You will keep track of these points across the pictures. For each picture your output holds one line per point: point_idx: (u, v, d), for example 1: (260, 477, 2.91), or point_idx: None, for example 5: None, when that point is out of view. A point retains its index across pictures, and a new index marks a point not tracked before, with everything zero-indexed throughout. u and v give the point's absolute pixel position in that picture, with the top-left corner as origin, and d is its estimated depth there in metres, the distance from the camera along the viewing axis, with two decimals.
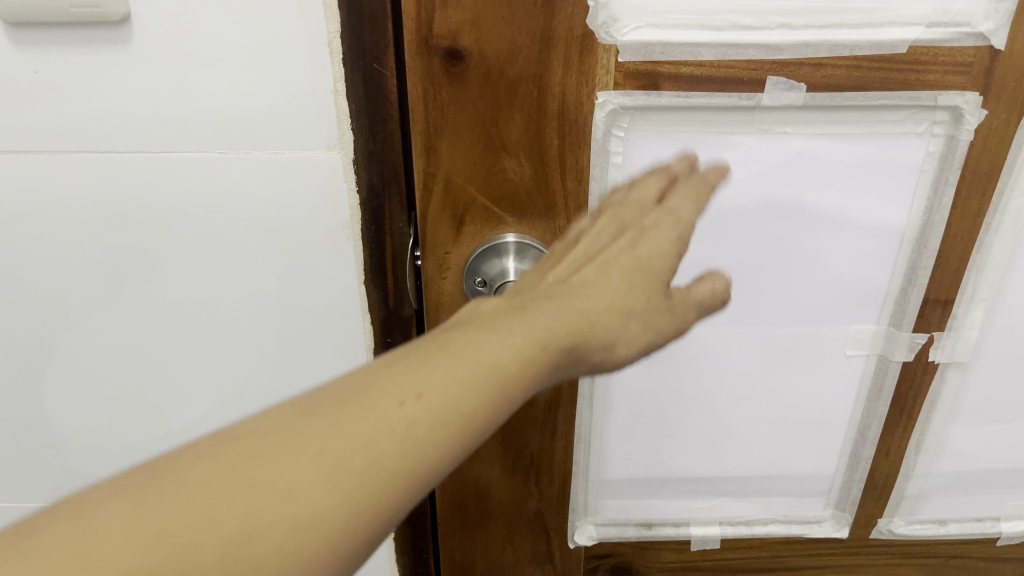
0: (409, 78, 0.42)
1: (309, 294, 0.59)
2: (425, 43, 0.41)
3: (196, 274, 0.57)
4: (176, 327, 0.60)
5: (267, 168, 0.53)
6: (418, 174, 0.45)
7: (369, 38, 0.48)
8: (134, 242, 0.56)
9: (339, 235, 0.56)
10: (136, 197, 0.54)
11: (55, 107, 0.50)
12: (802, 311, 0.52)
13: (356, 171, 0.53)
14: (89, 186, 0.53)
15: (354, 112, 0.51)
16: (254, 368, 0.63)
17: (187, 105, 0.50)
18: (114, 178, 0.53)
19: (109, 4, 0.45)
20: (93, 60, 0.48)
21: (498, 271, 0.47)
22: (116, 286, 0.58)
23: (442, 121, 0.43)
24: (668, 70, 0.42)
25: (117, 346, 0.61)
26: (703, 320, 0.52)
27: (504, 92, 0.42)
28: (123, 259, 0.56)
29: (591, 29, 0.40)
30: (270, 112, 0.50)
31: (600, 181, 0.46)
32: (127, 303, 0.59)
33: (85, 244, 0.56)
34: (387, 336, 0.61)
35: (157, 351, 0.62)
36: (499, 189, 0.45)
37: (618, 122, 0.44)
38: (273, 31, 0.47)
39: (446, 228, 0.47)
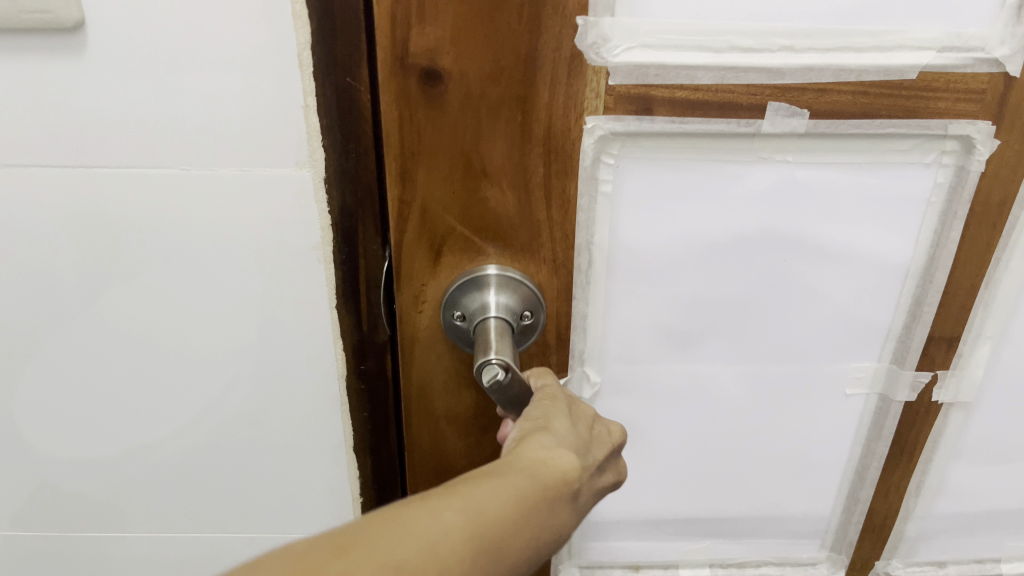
0: (381, 101, 0.37)
1: (276, 316, 0.55)
2: (399, 61, 0.36)
3: (156, 296, 0.54)
4: (134, 353, 0.57)
5: (231, 185, 0.49)
6: (392, 202, 0.41)
7: (341, 50, 0.45)
8: (85, 262, 0.52)
9: (310, 257, 0.53)
10: (86, 215, 0.50)
11: (1, 119, 0.46)
12: (799, 347, 0.49)
13: (327, 192, 0.50)
14: (38, 204, 0.50)
15: (325, 129, 0.48)
16: (218, 395, 0.59)
17: (141, 114, 0.47)
18: (63, 195, 0.49)
19: (62, 11, 0.43)
20: (45, 70, 0.45)
21: (478, 305, 0.42)
22: (67, 308, 0.54)
23: (417, 146, 0.38)
24: (661, 94, 0.39)
25: (69, 371, 0.57)
26: (697, 355, 0.49)
27: (486, 116, 0.38)
28: (76, 281, 0.53)
29: (579, 50, 0.37)
30: (236, 128, 0.47)
31: (589, 211, 0.42)
32: (77, 327, 0.55)
33: (33, 265, 0.52)
34: (359, 365, 0.58)
35: (113, 377, 0.58)
36: (479, 219, 0.41)
37: (608, 148, 0.41)
38: (241, 42, 0.45)
39: (421, 259, 0.43)
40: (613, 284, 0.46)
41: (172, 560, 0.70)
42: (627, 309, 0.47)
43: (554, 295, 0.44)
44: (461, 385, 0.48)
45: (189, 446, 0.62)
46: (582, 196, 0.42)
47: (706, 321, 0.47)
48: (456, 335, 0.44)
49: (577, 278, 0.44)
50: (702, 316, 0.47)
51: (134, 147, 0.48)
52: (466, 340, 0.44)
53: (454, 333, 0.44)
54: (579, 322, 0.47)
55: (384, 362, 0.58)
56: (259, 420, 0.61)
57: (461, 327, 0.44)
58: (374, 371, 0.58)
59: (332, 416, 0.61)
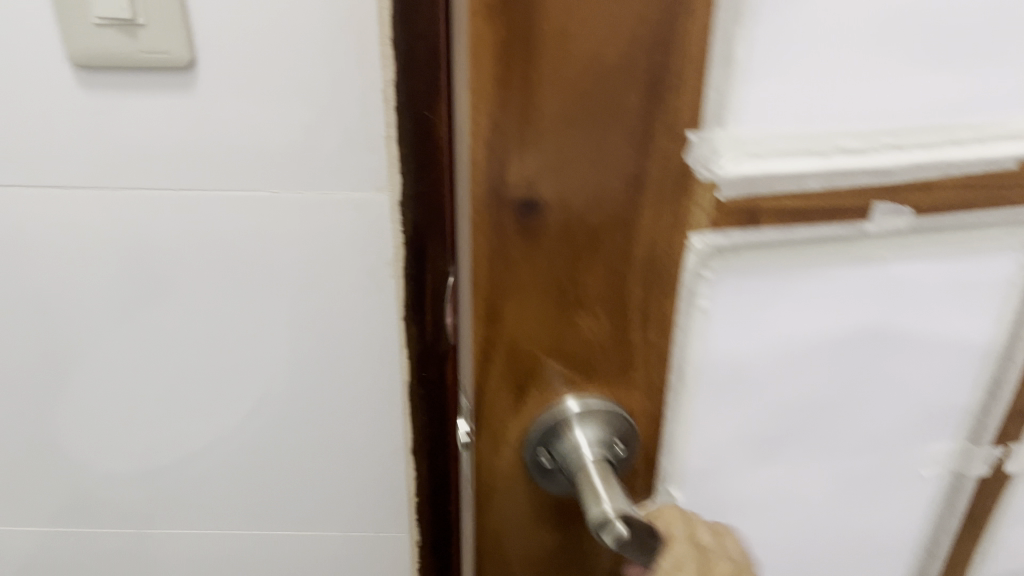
0: (475, 238, 0.34)
1: (331, 315, 0.60)
2: (499, 193, 0.33)
3: (217, 301, 0.59)
4: (192, 356, 0.61)
5: (304, 202, 0.55)
6: (479, 344, 0.37)
7: (420, 87, 0.51)
8: (158, 272, 0.57)
9: (383, 272, 0.59)
10: (159, 226, 0.55)
11: (104, 146, 0.52)
12: (883, 438, 0.47)
13: (401, 210, 0.56)
14: (117, 218, 0.55)
15: (402, 155, 0.54)
16: (268, 395, 0.63)
17: (232, 130, 0.52)
18: (142, 208, 0.55)
19: (176, 51, 0.49)
20: (151, 103, 0.51)
21: (571, 446, 0.39)
22: (135, 315, 0.59)
23: (512, 280, 0.36)
24: (769, 203, 0.37)
25: (124, 377, 0.61)
26: (783, 459, 0.47)
27: (586, 243, 0.35)
28: (148, 288, 0.58)
29: (688, 163, 0.34)
30: (315, 149, 0.54)
31: (684, 329, 0.40)
32: (143, 333, 0.60)
33: (110, 274, 0.57)
34: (422, 370, 0.62)
35: (167, 381, 0.62)
36: (573, 350, 0.38)
37: (708, 265, 0.38)
38: (326, 74, 0.51)
39: (505, 399, 0.39)
40: (701, 400, 0.43)
41: (222, 555, 0.72)
42: (713, 427, 0.44)
43: (644, 421, 0.42)
44: (538, 529, 0.44)
45: (239, 448, 0.65)
46: (679, 313, 0.39)
47: (794, 424, 0.45)
48: (541, 474, 0.41)
49: (668, 400, 0.42)
50: (790, 419, 0.45)
51: (222, 169, 0.54)
52: (554, 480, 0.41)
53: (538, 473, 0.41)
54: (663, 445, 0.44)
55: (445, 368, 0.63)
56: (308, 421, 0.64)
57: (548, 467, 0.41)
58: (436, 376, 0.63)
59: (386, 415, 0.65)
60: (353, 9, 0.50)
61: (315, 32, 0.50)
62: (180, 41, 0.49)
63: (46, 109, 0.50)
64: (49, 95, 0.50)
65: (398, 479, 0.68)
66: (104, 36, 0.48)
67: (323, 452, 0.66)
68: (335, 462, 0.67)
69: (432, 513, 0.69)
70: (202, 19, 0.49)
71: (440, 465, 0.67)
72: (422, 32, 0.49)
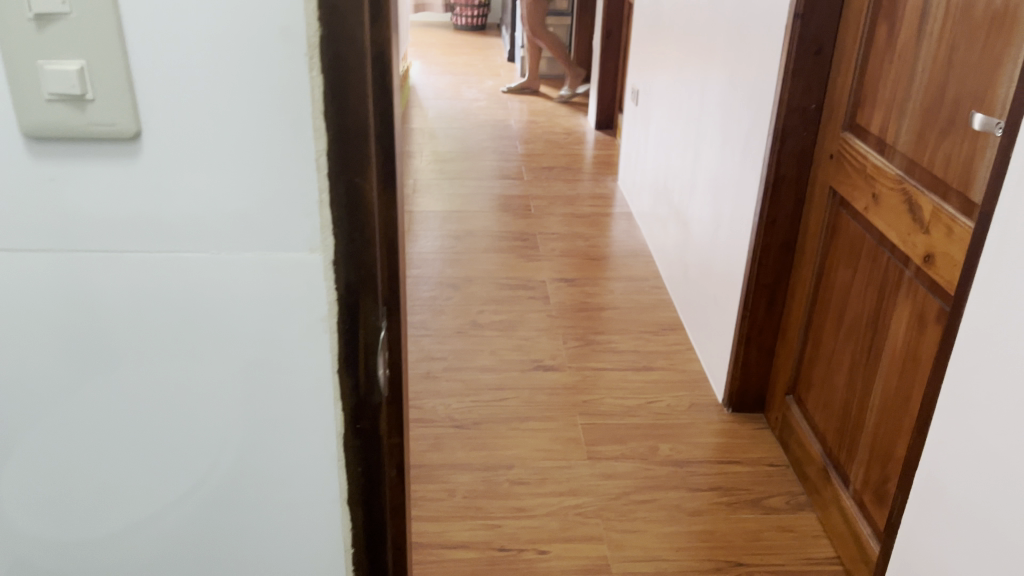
0: None
1: (271, 364, 0.65)
2: None
3: (164, 351, 0.64)
4: (144, 405, 0.66)
5: (251, 266, 0.61)
6: None
7: (351, 159, 0.58)
8: (110, 325, 0.63)
9: (319, 328, 0.64)
10: (110, 283, 0.61)
11: (53, 206, 0.58)
12: None
13: (335, 274, 0.62)
14: (74, 275, 0.61)
15: (335, 221, 0.60)
16: (216, 439, 0.68)
17: (164, 199, 0.58)
18: (95, 269, 0.60)
19: (122, 123, 0.55)
20: (98, 170, 0.57)
21: None
22: (87, 369, 0.64)
23: None
24: None
25: (83, 426, 0.67)
26: None
27: None
28: (99, 343, 0.63)
29: None
30: (254, 214, 0.59)
31: None
32: (98, 388, 0.65)
33: (62, 329, 0.62)
34: (358, 422, 0.68)
35: (122, 428, 0.67)
36: None
37: None
38: (270, 152, 0.57)
39: None
40: None
41: None
42: None
43: None
44: None
45: (190, 491, 0.70)
46: None
47: None
48: None
49: None
50: None
51: (169, 233, 0.59)
52: None
53: None
54: None
55: (378, 420, 0.68)
56: (254, 463, 0.69)
57: None
58: (370, 426, 0.68)
59: (329, 471, 0.70)
60: (292, 89, 0.55)
61: (261, 116, 0.56)
62: (125, 116, 0.55)
63: (7, 174, 0.57)
64: (10, 163, 0.57)
65: (337, 517, 0.72)
66: (52, 109, 0.54)
67: (267, 490, 0.71)
68: (279, 501, 0.71)
69: (370, 554, 0.74)
70: (145, 97, 0.55)
71: (377, 507, 0.72)
72: (354, 107, 0.56)
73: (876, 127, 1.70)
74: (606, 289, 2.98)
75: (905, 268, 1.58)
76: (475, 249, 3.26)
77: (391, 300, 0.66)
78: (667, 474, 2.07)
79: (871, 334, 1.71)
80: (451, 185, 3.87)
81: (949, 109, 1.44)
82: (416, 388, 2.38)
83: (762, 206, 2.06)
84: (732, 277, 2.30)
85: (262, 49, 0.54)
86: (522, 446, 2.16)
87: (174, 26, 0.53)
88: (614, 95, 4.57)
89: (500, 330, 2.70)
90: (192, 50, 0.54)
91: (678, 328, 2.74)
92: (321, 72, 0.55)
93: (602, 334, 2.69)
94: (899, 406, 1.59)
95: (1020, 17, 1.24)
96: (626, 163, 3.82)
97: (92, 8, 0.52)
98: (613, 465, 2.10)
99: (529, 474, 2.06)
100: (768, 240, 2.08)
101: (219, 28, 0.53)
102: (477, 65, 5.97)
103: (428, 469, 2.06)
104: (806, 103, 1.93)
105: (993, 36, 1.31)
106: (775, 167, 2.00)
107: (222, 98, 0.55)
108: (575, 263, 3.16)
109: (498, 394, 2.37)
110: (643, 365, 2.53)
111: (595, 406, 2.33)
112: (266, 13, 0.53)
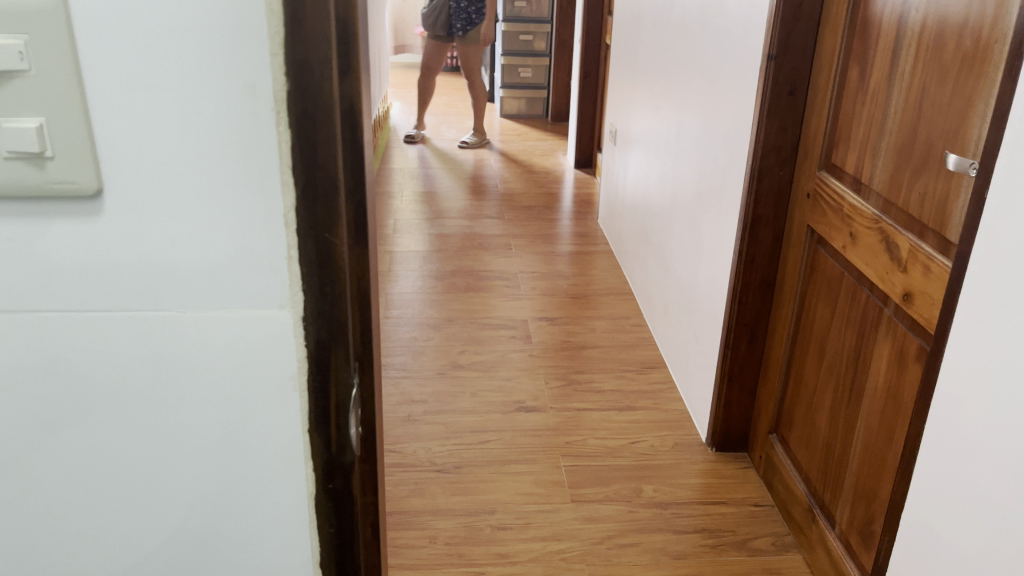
0: None
1: (242, 424, 0.63)
2: None
3: (131, 413, 0.62)
4: (109, 470, 0.63)
5: (221, 324, 0.59)
6: None
7: (321, 214, 0.57)
8: (73, 387, 0.60)
9: (288, 386, 0.62)
10: (74, 344, 0.59)
11: (12, 265, 0.56)
12: None
13: (305, 330, 0.60)
14: (35, 335, 0.58)
15: (305, 277, 0.59)
16: (183, 505, 0.65)
17: (127, 252, 0.56)
18: (57, 329, 0.58)
19: (83, 181, 0.53)
20: (59, 228, 0.55)
21: None
22: (49, 432, 0.61)
23: None
24: None
25: (42, 495, 0.63)
26: None
27: None
28: (62, 405, 0.61)
29: None
30: (221, 271, 0.57)
31: None
32: (60, 452, 0.62)
33: (23, 392, 0.60)
34: (330, 482, 0.66)
35: (85, 495, 0.64)
36: None
37: None
38: (239, 209, 0.56)
39: None
40: None
41: None
42: None
43: None
44: None
45: (156, 561, 0.67)
46: None
47: None
48: None
49: None
50: None
51: (134, 292, 0.58)
52: None
53: None
54: None
55: (351, 479, 0.66)
56: (223, 528, 0.67)
57: None
58: (343, 486, 0.66)
59: (302, 534, 0.68)
60: (261, 145, 0.54)
61: (230, 172, 0.55)
62: (87, 173, 0.53)
63: None
64: None
65: None
66: (11, 168, 0.53)
67: (238, 557, 0.68)
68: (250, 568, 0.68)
69: None
70: (109, 154, 0.54)
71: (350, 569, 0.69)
72: (323, 162, 0.55)
73: (851, 167, 1.71)
74: (588, 327, 2.97)
75: (884, 306, 1.58)
76: (455, 289, 3.24)
77: (364, 356, 0.64)
78: (652, 517, 2.05)
79: (852, 373, 1.71)
80: (431, 225, 3.86)
81: (922, 148, 1.45)
82: (396, 431, 2.34)
83: (740, 245, 2.07)
84: (712, 316, 2.30)
85: (226, 101, 0.53)
86: (504, 490, 2.13)
87: (137, 79, 0.52)
88: (593, 134, 4.61)
89: (482, 370, 2.68)
90: (155, 100, 0.52)
91: (660, 366, 2.73)
92: (289, 127, 0.54)
93: (583, 374, 2.67)
94: (882, 446, 1.58)
95: (988, 59, 1.26)
96: (605, 201, 3.84)
97: (52, 62, 0.51)
98: (597, 508, 2.07)
99: (511, 519, 2.03)
100: (747, 278, 2.08)
101: (182, 80, 0.52)
102: (456, 105, 6.01)
103: (408, 516, 2.02)
104: (781, 143, 1.95)
105: (962, 77, 1.33)
106: (752, 206, 2.01)
107: (187, 150, 0.54)
108: (556, 302, 3.16)
109: (480, 436, 2.33)
110: (626, 405, 2.51)
111: (579, 447, 2.30)
112: (231, 66, 0.52)
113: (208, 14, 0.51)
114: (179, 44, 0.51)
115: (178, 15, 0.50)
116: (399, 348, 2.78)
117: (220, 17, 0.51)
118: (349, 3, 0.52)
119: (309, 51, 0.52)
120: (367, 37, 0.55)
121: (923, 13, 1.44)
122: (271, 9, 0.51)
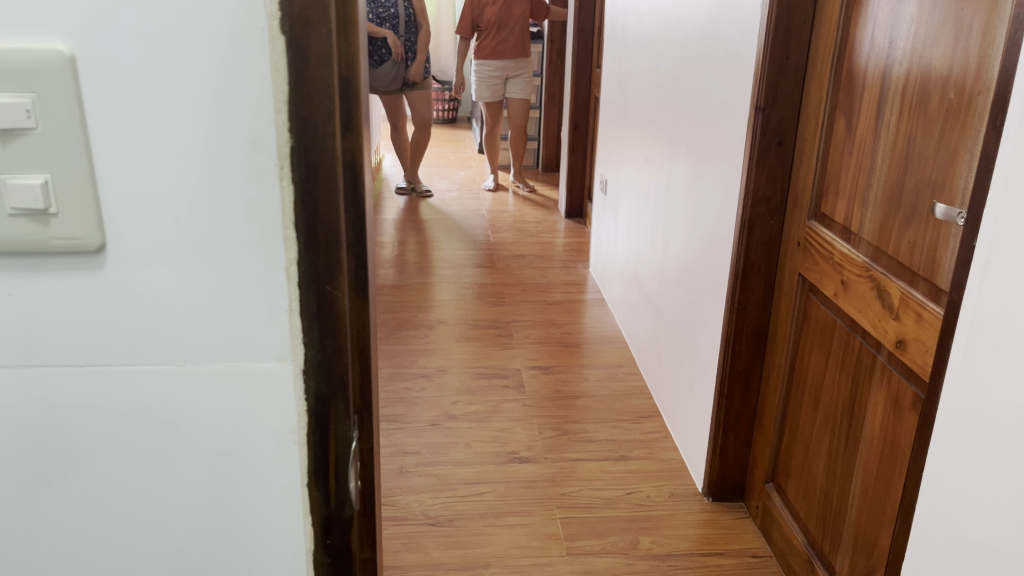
0: None
1: (239, 477, 0.62)
2: None
3: (121, 468, 0.61)
4: (100, 522, 0.62)
5: (220, 375, 0.59)
6: None
7: (322, 265, 0.57)
8: (67, 440, 0.60)
9: (287, 439, 0.61)
10: (69, 397, 0.58)
11: (9, 318, 0.56)
12: None
13: (304, 382, 0.60)
14: (30, 388, 0.58)
15: (306, 331, 0.59)
16: (176, 557, 0.64)
17: (124, 304, 0.56)
18: (51, 382, 0.58)
19: (87, 237, 0.54)
20: (59, 281, 0.55)
21: None
22: (41, 485, 0.60)
23: None
24: None
25: (31, 548, 0.62)
26: None
27: None
28: (55, 459, 0.60)
29: None
30: (217, 321, 0.57)
31: None
32: (53, 506, 0.61)
33: (17, 447, 0.59)
34: (327, 537, 0.65)
35: (75, 549, 0.62)
36: None
37: None
38: (243, 261, 0.56)
39: None
40: None
41: None
42: None
43: None
44: None
45: None
46: None
47: None
48: None
49: None
50: None
51: (133, 344, 0.57)
52: None
53: None
54: None
55: (350, 535, 0.65)
56: None
57: None
58: (341, 542, 0.65)
59: None
60: (259, 198, 0.55)
61: (230, 223, 0.55)
62: (90, 228, 0.54)
63: None
64: None
65: None
66: (17, 223, 0.53)
67: None
68: None
69: None
70: (111, 207, 0.54)
71: None
72: (325, 216, 0.56)
73: (841, 217, 1.73)
74: (581, 376, 2.96)
75: (877, 353, 1.58)
76: (447, 338, 3.23)
77: (363, 409, 0.64)
78: (648, 569, 2.02)
79: (848, 422, 1.70)
80: (423, 274, 3.87)
81: (910, 198, 1.47)
82: (388, 484, 2.31)
83: (731, 293, 2.08)
84: (707, 364, 2.29)
85: (228, 156, 0.53)
86: (499, 543, 2.09)
87: (144, 132, 0.52)
88: (582, 181, 4.67)
89: (474, 421, 2.65)
90: (155, 155, 0.53)
91: (654, 416, 2.72)
92: (292, 181, 0.55)
93: (578, 423, 2.65)
94: (880, 495, 1.57)
95: (972, 110, 1.29)
96: (597, 250, 3.86)
97: (58, 119, 0.51)
98: (593, 560, 2.04)
99: (506, 573, 1.99)
100: (740, 326, 2.09)
101: (187, 130, 0.53)
102: (448, 156, 6.07)
103: (402, 571, 1.98)
104: (771, 192, 1.97)
105: (947, 129, 1.35)
106: (744, 254, 2.03)
107: (185, 203, 0.54)
108: (550, 351, 3.15)
109: (473, 488, 2.31)
110: (621, 454, 2.49)
111: (574, 498, 2.28)
112: (232, 119, 0.53)
113: (213, 72, 0.51)
114: (186, 97, 0.52)
115: (183, 66, 0.51)
116: (392, 399, 2.76)
117: (225, 77, 0.52)
118: (351, 62, 0.54)
119: (312, 107, 0.53)
120: (370, 96, 0.57)
121: (906, 66, 1.48)
122: (276, 67, 0.52)
